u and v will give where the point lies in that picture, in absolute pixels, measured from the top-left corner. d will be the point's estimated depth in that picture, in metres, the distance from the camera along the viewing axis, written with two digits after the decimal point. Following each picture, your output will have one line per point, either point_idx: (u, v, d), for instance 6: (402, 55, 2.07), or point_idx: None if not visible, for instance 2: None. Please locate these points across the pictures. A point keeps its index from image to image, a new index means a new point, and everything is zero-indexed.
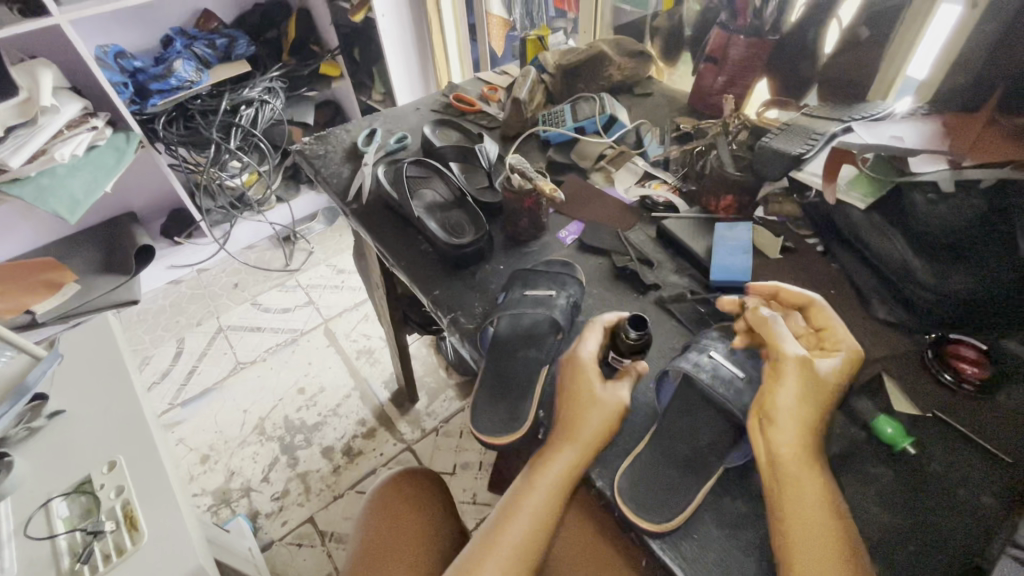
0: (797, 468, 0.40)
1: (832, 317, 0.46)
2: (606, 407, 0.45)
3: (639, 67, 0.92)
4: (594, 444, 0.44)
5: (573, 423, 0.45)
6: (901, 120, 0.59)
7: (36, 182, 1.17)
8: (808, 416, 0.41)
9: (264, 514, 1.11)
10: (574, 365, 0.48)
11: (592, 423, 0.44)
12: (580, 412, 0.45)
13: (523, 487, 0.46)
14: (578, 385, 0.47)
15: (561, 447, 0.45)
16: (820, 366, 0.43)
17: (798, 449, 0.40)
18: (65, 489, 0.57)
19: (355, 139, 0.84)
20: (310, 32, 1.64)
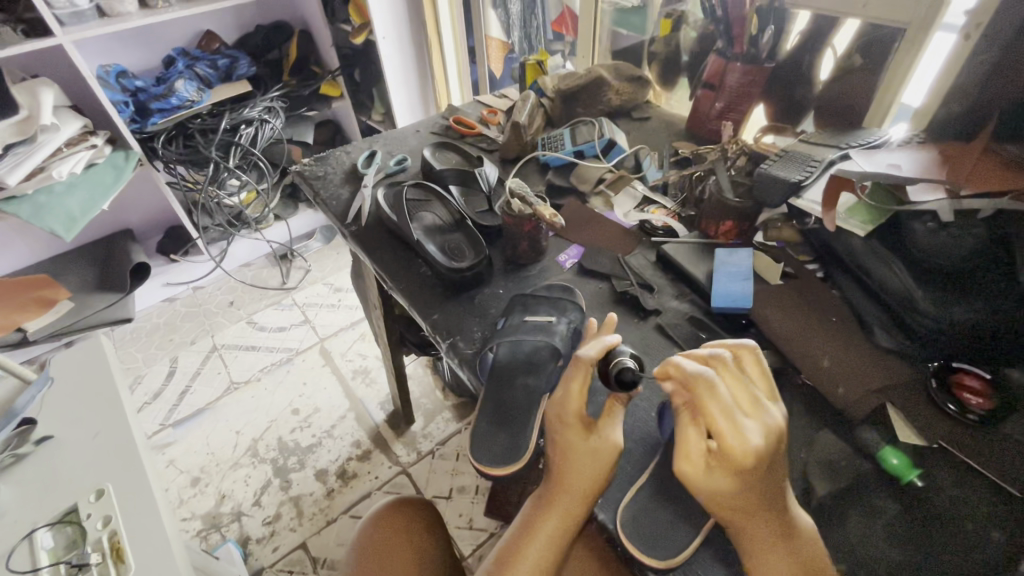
0: (755, 528, 0.37)
1: (708, 408, 0.38)
2: (597, 454, 0.42)
3: (637, 92, 0.93)
4: (586, 491, 0.41)
5: (561, 470, 0.43)
6: (898, 148, 0.60)
7: (32, 200, 1.17)
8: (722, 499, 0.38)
9: (255, 539, 1.08)
10: (557, 408, 0.44)
11: (582, 470, 0.42)
12: (567, 459, 0.42)
13: (515, 541, 0.43)
14: (563, 430, 0.43)
15: (554, 496, 0.43)
16: (697, 468, 0.38)
17: (738, 523, 0.37)
18: (50, 518, 0.55)
19: (354, 161, 0.84)
20: (312, 53, 1.66)
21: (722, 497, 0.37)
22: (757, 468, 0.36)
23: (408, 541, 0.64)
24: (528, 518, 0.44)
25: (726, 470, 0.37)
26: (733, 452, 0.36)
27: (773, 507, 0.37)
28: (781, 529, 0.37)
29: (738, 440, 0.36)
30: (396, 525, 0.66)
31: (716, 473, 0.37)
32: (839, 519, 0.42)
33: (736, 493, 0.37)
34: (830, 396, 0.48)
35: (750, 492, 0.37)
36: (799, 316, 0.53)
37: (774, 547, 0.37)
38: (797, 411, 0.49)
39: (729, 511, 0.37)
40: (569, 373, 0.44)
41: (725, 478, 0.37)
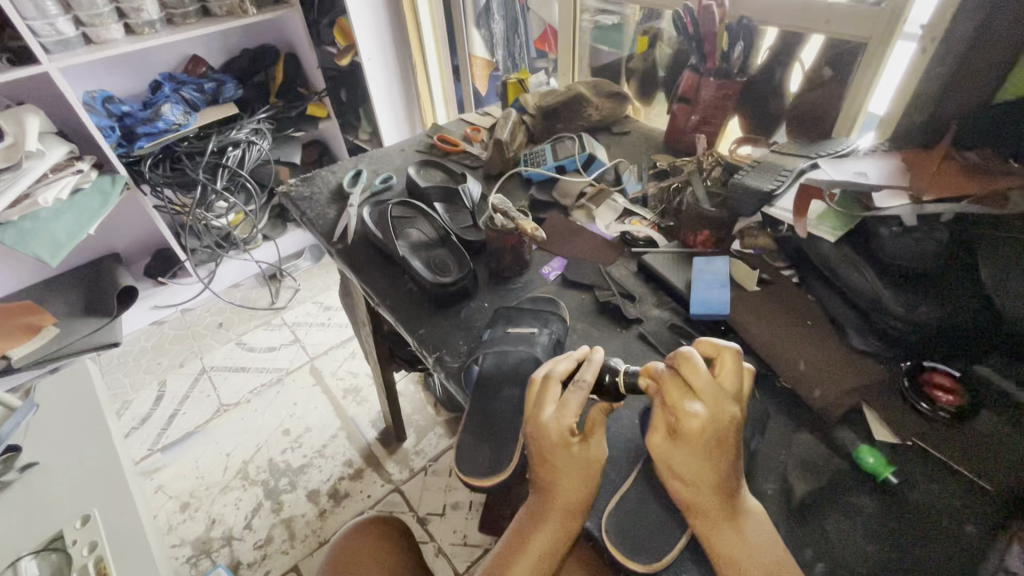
0: (701, 520, 0.40)
1: (671, 393, 0.40)
2: (584, 469, 0.43)
3: (617, 107, 0.95)
4: (579, 504, 0.42)
5: (549, 486, 0.43)
6: (865, 156, 0.62)
7: (18, 227, 1.17)
8: (702, 472, 0.39)
9: (246, 564, 1.07)
10: (536, 427, 0.44)
11: (571, 488, 0.42)
12: (557, 476, 0.43)
13: (505, 554, 0.44)
14: (544, 446, 0.43)
15: (546, 510, 0.43)
16: (670, 446, 0.40)
17: (698, 503, 0.40)
18: (34, 546, 0.54)
19: (340, 180, 0.86)
20: (298, 75, 1.68)
21: (685, 471, 0.40)
22: (707, 439, 0.39)
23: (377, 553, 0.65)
24: (518, 534, 0.44)
25: (680, 440, 0.40)
26: (683, 425, 0.40)
27: (723, 493, 0.39)
28: (733, 518, 0.39)
29: (679, 414, 0.40)
30: (364, 543, 0.66)
31: (680, 448, 0.40)
32: (820, 520, 0.43)
33: (704, 465, 0.39)
34: (808, 399, 0.49)
35: (708, 464, 0.39)
36: (775, 322, 0.55)
37: (728, 533, 0.39)
38: (777, 414, 0.50)
39: (690, 490, 0.40)
40: (553, 386, 0.45)
41: (683, 449, 0.40)
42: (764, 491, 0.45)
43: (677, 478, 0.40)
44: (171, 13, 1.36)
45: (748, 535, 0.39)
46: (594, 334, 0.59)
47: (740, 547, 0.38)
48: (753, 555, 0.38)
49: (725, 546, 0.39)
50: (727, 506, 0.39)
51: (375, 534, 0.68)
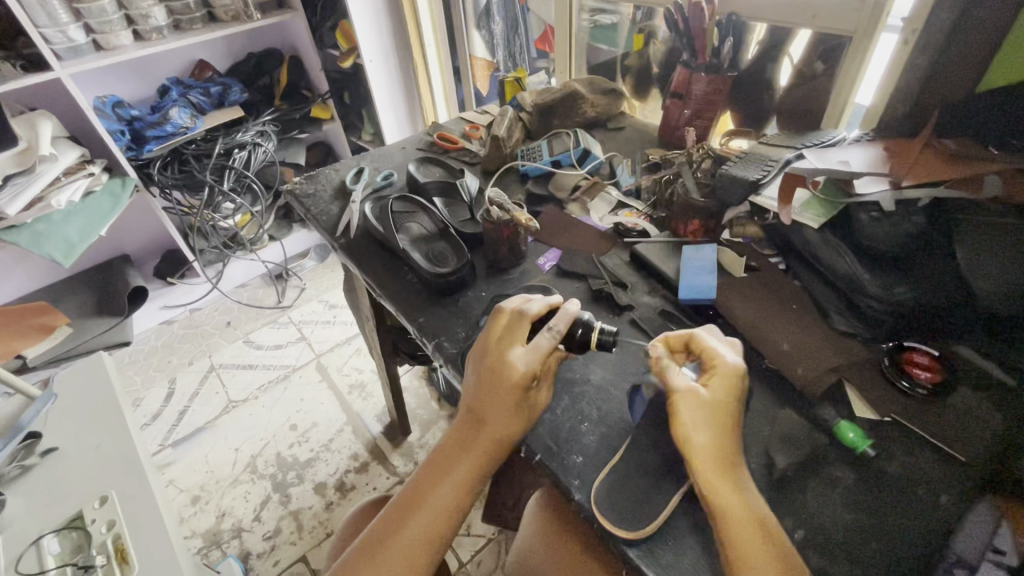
0: (712, 475, 0.40)
1: (709, 342, 0.47)
2: (523, 410, 0.47)
3: (611, 104, 0.97)
4: (505, 439, 0.47)
5: (483, 419, 0.47)
6: (850, 145, 0.64)
7: (31, 229, 1.20)
8: (716, 427, 0.42)
9: (256, 554, 1.10)
10: (501, 360, 0.47)
11: (505, 424, 0.47)
12: (498, 408, 0.47)
13: (428, 476, 0.48)
14: (502, 376, 0.47)
15: (473, 440, 0.47)
16: (701, 390, 0.44)
17: (706, 457, 0.41)
18: (56, 525, 0.57)
19: (343, 178, 0.88)
20: (302, 78, 1.72)
21: (707, 414, 0.42)
22: (739, 380, 0.44)
23: None
24: (443, 460, 0.48)
25: (718, 378, 0.44)
26: (720, 365, 0.45)
27: (731, 455, 0.41)
28: (731, 472, 0.41)
29: (718, 359, 0.45)
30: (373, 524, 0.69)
31: (716, 386, 0.44)
32: (799, 489, 0.45)
33: (728, 408, 0.43)
34: (791, 376, 0.51)
35: (722, 410, 0.43)
36: (761, 306, 0.57)
37: (732, 491, 0.40)
38: (761, 392, 0.52)
39: (709, 439, 0.41)
40: (524, 326, 0.50)
41: (716, 386, 0.44)
42: (748, 464, 0.46)
43: (694, 424, 0.42)
44: (177, 19, 1.39)
45: (748, 495, 0.41)
46: None
47: (739, 502, 0.40)
48: (749, 508, 0.40)
49: (728, 498, 0.40)
50: (726, 461, 0.41)
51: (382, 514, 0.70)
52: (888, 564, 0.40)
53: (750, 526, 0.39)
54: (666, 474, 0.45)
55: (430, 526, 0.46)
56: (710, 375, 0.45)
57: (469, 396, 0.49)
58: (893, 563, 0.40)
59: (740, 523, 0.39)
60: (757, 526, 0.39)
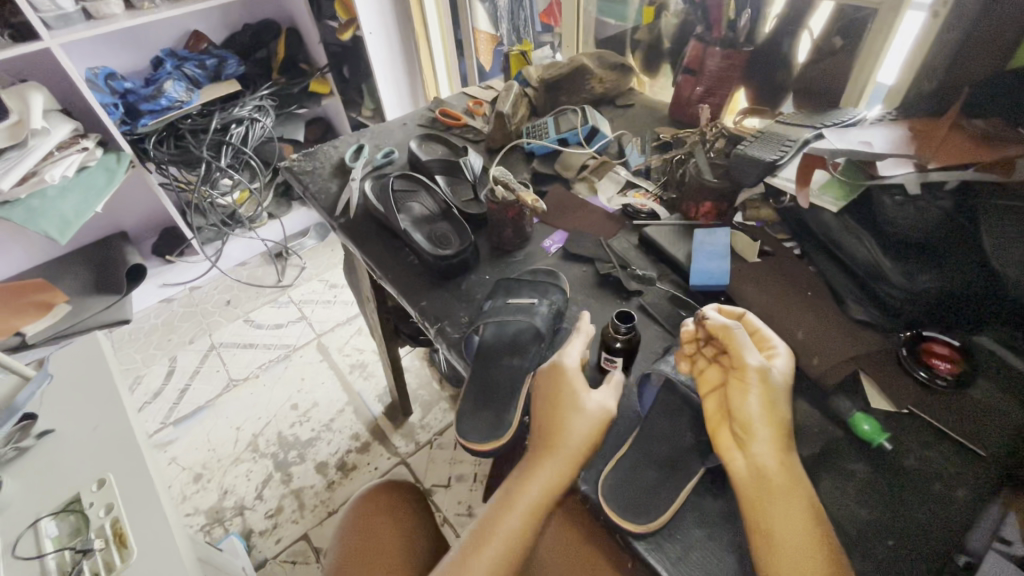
0: (767, 458, 0.39)
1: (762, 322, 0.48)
2: (594, 419, 0.45)
3: (621, 79, 0.94)
4: (579, 452, 0.44)
5: (552, 436, 0.44)
6: (873, 125, 0.61)
7: (25, 205, 1.18)
8: (777, 409, 0.41)
9: (258, 532, 1.11)
10: (554, 366, 0.49)
11: (577, 431, 0.44)
12: (565, 415, 0.45)
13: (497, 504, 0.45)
14: (557, 382, 0.48)
15: (545, 455, 0.44)
16: (775, 369, 0.43)
17: (762, 435, 0.40)
18: (53, 508, 0.56)
19: (342, 155, 0.86)
20: (300, 51, 1.67)
21: (770, 386, 0.42)
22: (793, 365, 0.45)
23: (390, 521, 0.66)
24: (515, 483, 0.45)
25: (781, 357, 0.44)
26: (776, 345, 0.45)
27: (787, 439, 0.41)
28: (791, 467, 0.40)
29: (775, 341, 0.46)
30: (377, 511, 0.67)
31: (779, 363, 0.44)
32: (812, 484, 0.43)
33: (787, 388, 0.43)
34: (806, 367, 0.50)
35: (783, 390, 0.42)
36: (775, 292, 0.55)
37: (784, 476, 0.39)
38: None
39: (769, 417, 0.41)
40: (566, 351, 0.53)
41: (781, 363, 0.44)
42: None
43: (758, 393, 0.41)
44: None
45: (804, 485, 0.39)
46: (595, 306, 0.59)
47: (798, 497, 0.38)
48: (810, 505, 0.38)
49: (782, 486, 0.38)
50: (782, 449, 0.40)
51: (386, 501, 0.69)
52: (903, 561, 0.39)
53: (801, 516, 0.37)
54: (674, 465, 0.44)
55: (510, 553, 0.43)
56: (770, 354, 0.45)
57: (535, 415, 0.47)
58: (909, 559, 0.39)
59: (791, 514, 0.38)
60: (812, 519, 0.37)
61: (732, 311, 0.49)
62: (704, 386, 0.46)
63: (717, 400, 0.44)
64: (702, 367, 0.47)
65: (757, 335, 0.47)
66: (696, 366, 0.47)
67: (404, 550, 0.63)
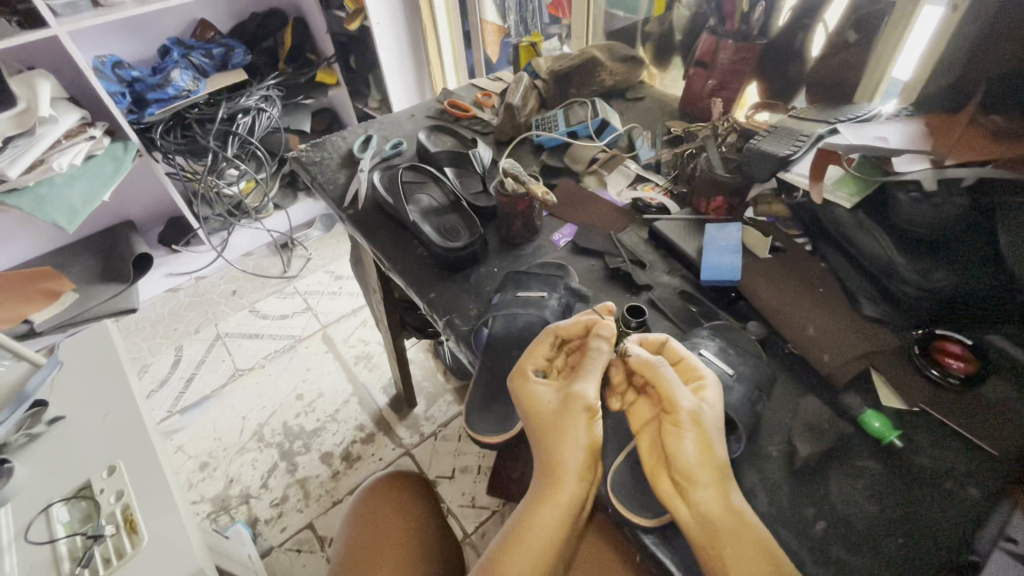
0: (709, 505, 0.39)
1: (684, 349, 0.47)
2: (587, 418, 0.43)
3: (631, 72, 0.93)
4: (581, 465, 0.42)
5: (554, 454, 0.43)
6: (888, 121, 0.60)
7: (34, 193, 1.18)
8: (712, 449, 0.40)
9: (264, 520, 1.12)
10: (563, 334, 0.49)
11: (571, 443, 0.42)
12: (561, 443, 0.43)
13: (503, 551, 0.42)
14: (536, 400, 0.45)
15: (551, 476, 0.42)
16: (705, 408, 0.42)
17: (700, 483, 0.39)
18: (64, 494, 0.57)
19: (351, 146, 0.85)
20: (307, 41, 1.66)
21: (705, 428, 0.41)
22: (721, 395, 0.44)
23: (398, 510, 0.67)
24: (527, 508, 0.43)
25: (706, 389, 0.43)
26: (703, 374, 0.44)
27: (726, 479, 0.40)
28: (734, 509, 0.39)
29: (702, 372, 0.44)
30: (385, 501, 0.68)
31: (705, 395, 0.43)
32: (823, 481, 0.43)
33: (718, 424, 0.41)
34: (817, 363, 0.50)
35: (716, 426, 0.41)
36: (787, 288, 0.55)
37: (729, 522, 0.38)
38: (783, 379, 0.50)
39: (702, 461, 0.40)
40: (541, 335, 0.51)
41: (709, 395, 0.43)
42: (768, 452, 0.45)
43: (692, 436, 0.40)
44: None
45: (752, 525, 0.38)
46: (604, 300, 0.59)
47: (745, 541, 0.37)
48: (760, 545, 0.38)
49: (729, 532, 0.38)
50: (725, 490, 0.39)
51: (394, 492, 0.69)
52: (913, 558, 0.39)
53: (754, 559, 0.37)
54: None
55: None
56: (696, 387, 0.44)
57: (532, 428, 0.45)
58: (919, 557, 0.39)
59: (740, 559, 0.37)
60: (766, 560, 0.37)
61: (652, 341, 0.48)
62: (635, 424, 0.45)
63: (651, 438, 0.44)
64: (632, 401, 0.47)
65: (680, 363, 0.46)
66: (626, 402, 0.47)
67: (413, 540, 0.64)
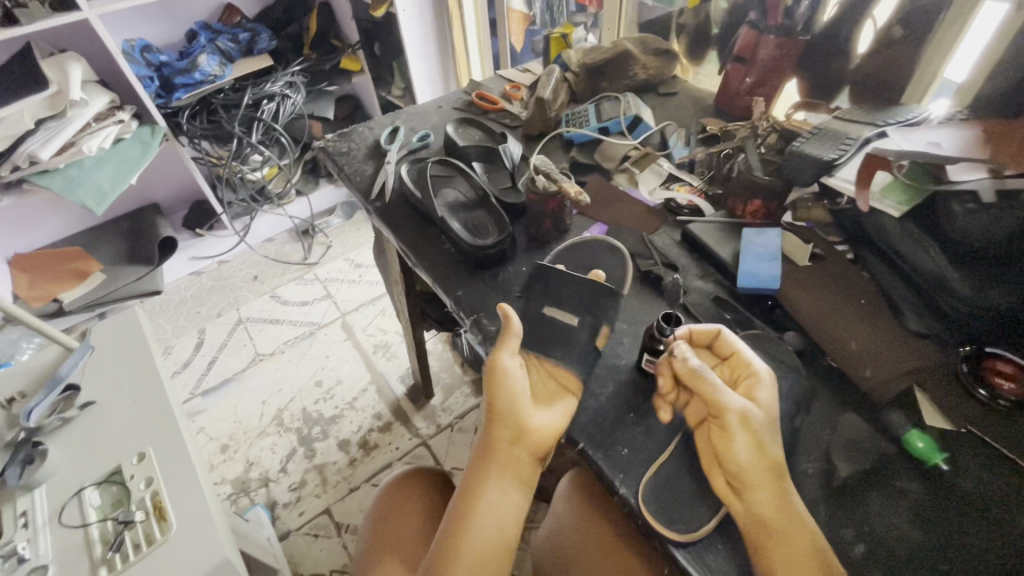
0: (765, 503, 0.39)
1: (737, 342, 0.47)
2: (511, 381, 0.47)
3: (665, 66, 0.90)
4: (513, 427, 0.46)
5: (493, 422, 0.46)
6: (939, 125, 0.58)
7: (64, 174, 1.20)
8: (765, 446, 0.40)
9: (282, 504, 1.13)
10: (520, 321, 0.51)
11: (503, 410, 0.46)
12: (495, 411, 0.47)
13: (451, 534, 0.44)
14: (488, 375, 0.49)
15: (490, 445, 0.46)
16: (758, 407, 0.42)
17: (753, 480, 0.39)
18: (96, 478, 0.58)
19: (377, 137, 0.84)
20: (332, 27, 1.65)
21: (754, 427, 0.41)
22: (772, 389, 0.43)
23: (420, 506, 0.67)
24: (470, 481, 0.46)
25: (758, 388, 0.43)
26: (752, 371, 0.44)
27: (778, 476, 0.40)
28: (789, 504, 0.39)
29: (754, 364, 0.45)
30: (409, 495, 0.68)
31: (758, 394, 0.43)
32: (862, 502, 0.42)
33: (772, 423, 0.41)
34: (857, 378, 0.48)
35: (769, 424, 0.41)
36: (827, 297, 0.53)
37: (785, 519, 0.38)
38: (823, 394, 0.49)
39: (753, 459, 0.40)
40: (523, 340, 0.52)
41: (761, 393, 0.43)
42: (803, 468, 0.44)
43: (743, 437, 0.40)
44: None
45: (805, 521, 0.38)
46: (635, 303, 0.58)
47: (800, 534, 0.38)
48: (811, 534, 0.38)
49: (783, 528, 0.38)
50: (779, 488, 0.39)
51: (418, 486, 0.70)
52: None
53: (804, 557, 0.37)
54: None
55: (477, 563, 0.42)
56: (748, 385, 0.44)
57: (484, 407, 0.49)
58: None
59: (794, 557, 0.37)
60: (815, 556, 0.37)
61: (706, 331, 0.48)
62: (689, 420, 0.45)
63: (704, 438, 0.44)
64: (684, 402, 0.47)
65: (731, 359, 0.46)
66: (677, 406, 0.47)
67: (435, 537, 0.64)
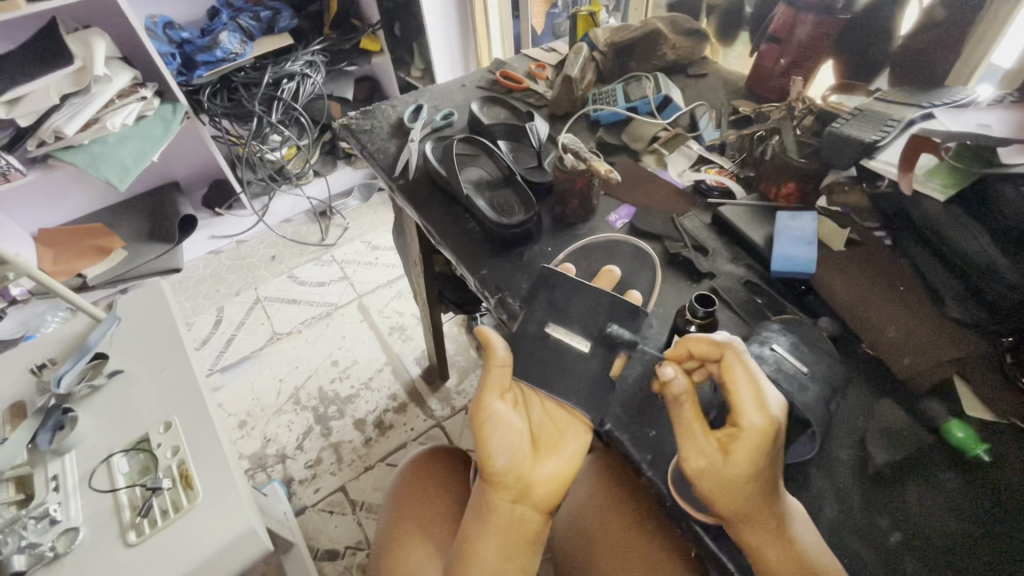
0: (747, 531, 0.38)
1: (740, 372, 0.40)
2: (504, 429, 0.48)
3: (695, 46, 0.88)
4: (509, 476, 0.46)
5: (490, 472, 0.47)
6: (988, 107, 0.55)
7: (89, 150, 1.22)
8: (739, 490, 0.38)
9: (298, 480, 1.15)
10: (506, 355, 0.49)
11: (499, 458, 0.47)
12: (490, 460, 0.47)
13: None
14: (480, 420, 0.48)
15: (489, 494, 0.47)
16: (730, 458, 0.38)
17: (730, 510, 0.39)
18: (124, 445, 0.59)
19: (401, 114, 0.83)
20: (352, 5, 1.64)
21: (723, 477, 0.38)
22: (768, 442, 0.38)
23: (443, 484, 0.67)
24: (469, 533, 0.47)
25: (739, 441, 0.38)
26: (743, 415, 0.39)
27: (766, 509, 0.38)
28: (779, 533, 0.37)
29: (748, 407, 0.39)
30: (433, 473, 0.69)
31: (737, 448, 0.38)
32: (899, 492, 0.41)
33: (755, 473, 0.38)
34: (894, 366, 0.47)
35: (747, 475, 0.38)
36: (864, 284, 0.51)
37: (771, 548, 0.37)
38: (858, 382, 0.47)
39: (726, 499, 0.38)
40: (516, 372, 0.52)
41: (738, 450, 0.38)
42: (838, 455, 0.43)
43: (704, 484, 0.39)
44: None
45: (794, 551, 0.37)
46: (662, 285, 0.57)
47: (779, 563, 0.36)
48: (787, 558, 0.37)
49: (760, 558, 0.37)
50: (763, 521, 0.38)
51: (442, 465, 0.70)
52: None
53: None
54: None
55: None
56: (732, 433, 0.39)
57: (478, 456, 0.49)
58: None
59: None
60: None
61: (711, 349, 0.42)
62: None
63: None
64: None
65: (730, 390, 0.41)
66: None
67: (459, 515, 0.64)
